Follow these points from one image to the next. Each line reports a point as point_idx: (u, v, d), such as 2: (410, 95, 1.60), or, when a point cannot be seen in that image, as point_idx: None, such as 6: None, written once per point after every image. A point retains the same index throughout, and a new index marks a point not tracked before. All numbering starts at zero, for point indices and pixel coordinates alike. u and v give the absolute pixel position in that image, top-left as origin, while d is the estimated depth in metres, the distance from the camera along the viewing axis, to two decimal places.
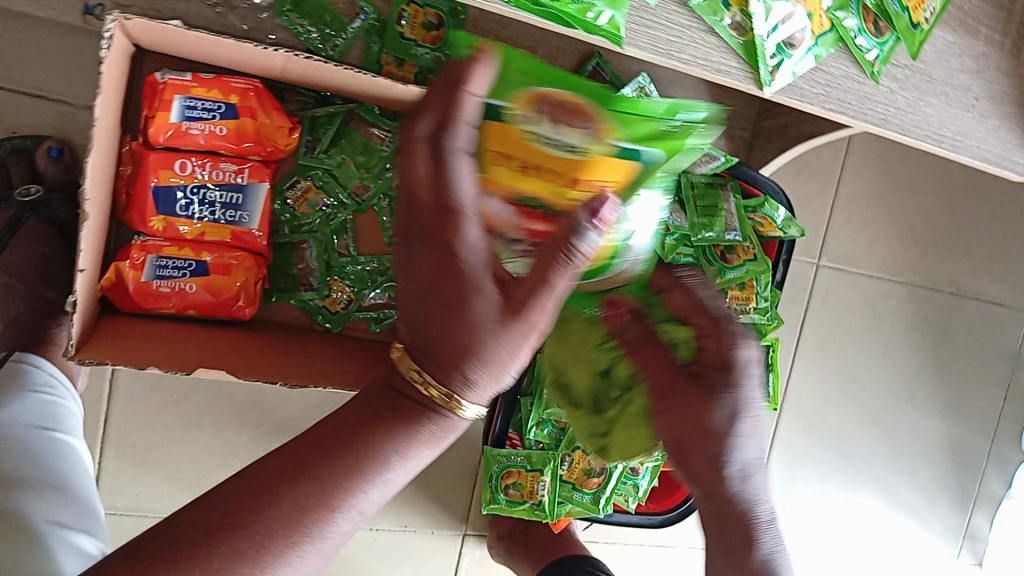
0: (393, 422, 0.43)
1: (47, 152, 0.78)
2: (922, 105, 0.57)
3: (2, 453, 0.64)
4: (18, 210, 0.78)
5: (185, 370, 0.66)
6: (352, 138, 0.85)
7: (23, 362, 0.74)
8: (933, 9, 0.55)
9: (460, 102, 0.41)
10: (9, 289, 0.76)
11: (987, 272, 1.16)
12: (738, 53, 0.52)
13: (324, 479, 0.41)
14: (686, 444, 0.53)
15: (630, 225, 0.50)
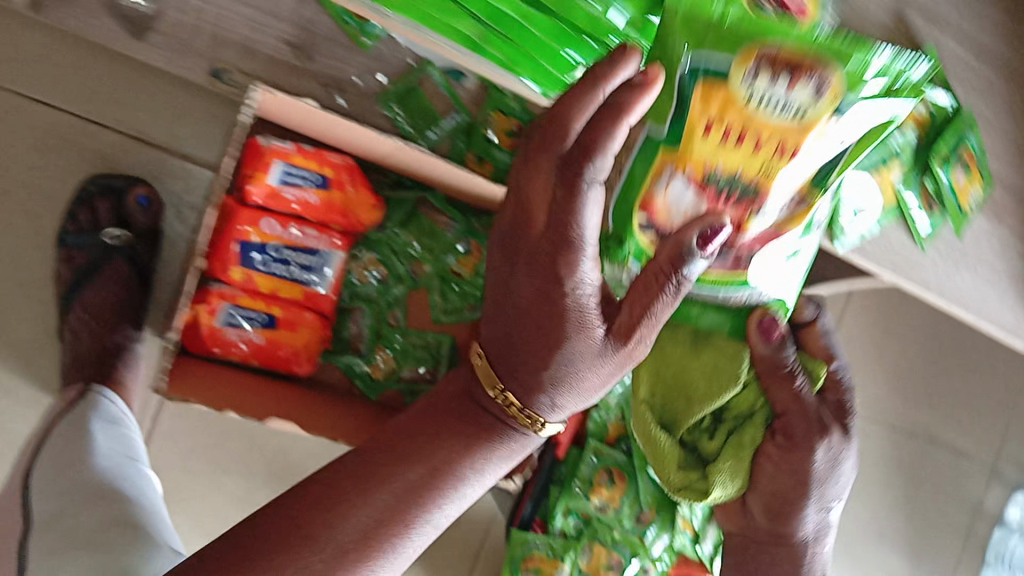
0: (467, 446, 0.51)
1: (137, 199, 0.82)
2: (956, 275, 0.65)
3: (108, 478, 0.69)
4: (104, 250, 0.83)
5: (259, 417, 0.72)
6: (420, 222, 0.92)
7: (100, 395, 0.77)
8: (978, 198, 0.63)
9: (609, 105, 0.40)
10: (84, 324, 0.81)
11: (958, 425, 1.23)
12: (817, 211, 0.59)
13: (398, 477, 0.49)
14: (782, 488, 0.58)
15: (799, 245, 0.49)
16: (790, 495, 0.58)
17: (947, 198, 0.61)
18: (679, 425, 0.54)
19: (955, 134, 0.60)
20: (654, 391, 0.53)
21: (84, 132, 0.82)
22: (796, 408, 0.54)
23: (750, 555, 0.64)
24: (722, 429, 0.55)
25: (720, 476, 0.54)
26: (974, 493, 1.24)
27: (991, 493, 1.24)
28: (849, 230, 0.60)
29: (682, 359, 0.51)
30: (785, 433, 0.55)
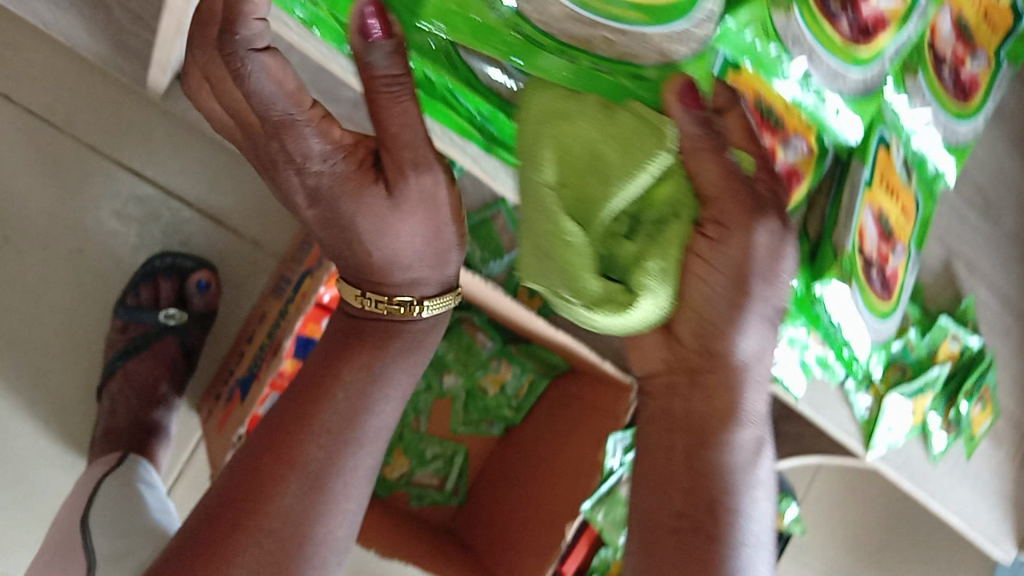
0: (377, 357, 0.49)
1: (197, 284, 0.85)
2: (960, 491, 0.72)
3: (149, 530, 0.68)
4: (157, 326, 0.85)
5: None
6: (461, 336, 0.96)
7: (137, 465, 0.77)
8: (986, 426, 0.72)
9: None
10: (124, 397, 0.82)
11: None
12: (859, 424, 0.65)
13: (308, 453, 0.48)
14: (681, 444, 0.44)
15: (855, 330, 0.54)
16: (698, 423, 0.45)
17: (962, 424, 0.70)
18: (600, 214, 0.38)
19: (980, 373, 0.70)
20: (564, 183, 0.38)
21: (166, 206, 0.86)
22: (740, 205, 0.39)
23: (695, 536, 0.43)
24: (644, 229, 0.39)
25: (650, 283, 0.39)
26: None
27: None
28: (880, 442, 0.65)
29: (624, 131, 0.37)
30: (716, 219, 0.39)
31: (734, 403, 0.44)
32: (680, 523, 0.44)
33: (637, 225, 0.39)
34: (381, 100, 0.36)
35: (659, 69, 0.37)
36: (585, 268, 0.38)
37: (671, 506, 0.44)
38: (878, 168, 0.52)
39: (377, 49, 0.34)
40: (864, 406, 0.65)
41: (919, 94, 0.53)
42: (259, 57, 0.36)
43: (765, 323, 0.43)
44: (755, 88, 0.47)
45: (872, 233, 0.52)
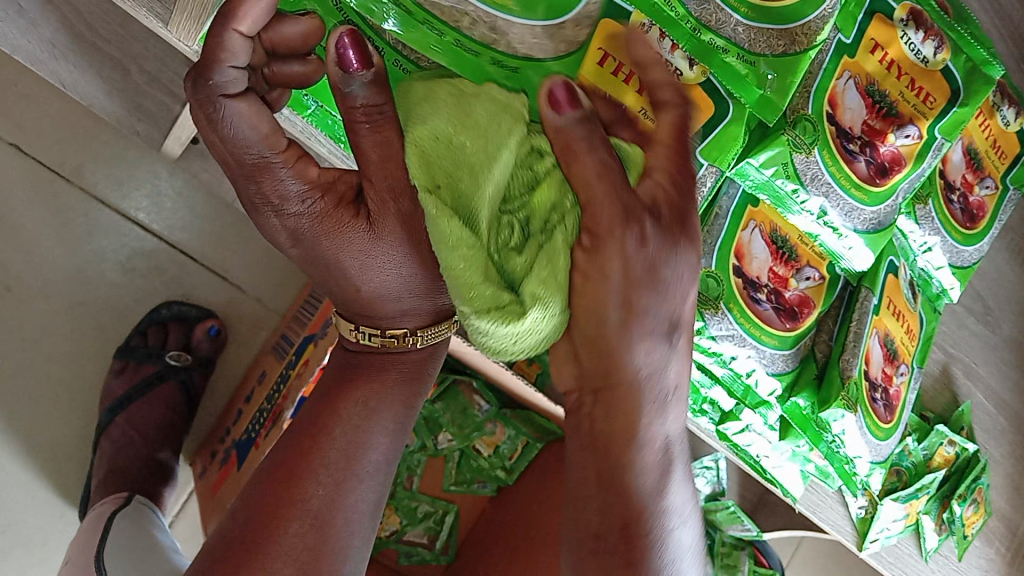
0: (373, 390, 0.49)
1: (206, 329, 0.85)
2: None
3: (142, 550, 0.66)
4: (162, 367, 0.85)
5: None
6: (457, 397, 0.95)
7: (148, 505, 0.76)
8: (979, 526, 0.73)
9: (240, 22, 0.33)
10: (127, 440, 0.81)
11: None
12: (854, 524, 0.65)
13: (309, 490, 0.48)
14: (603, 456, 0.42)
15: (844, 431, 0.52)
16: (607, 454, 0.42)
17: (956, 525, 0.71)
18: (481, 212, 0.36)
19: (974, 477, 0.71)
20: (443, 184, 0.36)
21: (171, 259, 0.86)
22: (611, 214, 0.35)
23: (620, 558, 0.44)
24: (533, 241, 0.37)
25: (547, 292, 0.36)
26: None
27: None
28: (875, 542, 0.66)
29: (490, 127, 0.36)
30: (591, 230, 0.35)
31: (636, 424, 0.41)
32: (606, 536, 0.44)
33: (525, 238, 0.37)
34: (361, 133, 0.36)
35: (558, 59, 0.40)
36: (480, 278, 0.35)
37: (590, 525, 0.44)
38: (885, 292, 0.54)
39: (356, 81, 0.34)
40: (863, 509, 0.65)
41: (928, 221, 0.56)
42: (234, 104, 0.35)
43: (660, 337, 0.39)
44: (770, 222, 0.49)
45: (878, 356, 0.53)
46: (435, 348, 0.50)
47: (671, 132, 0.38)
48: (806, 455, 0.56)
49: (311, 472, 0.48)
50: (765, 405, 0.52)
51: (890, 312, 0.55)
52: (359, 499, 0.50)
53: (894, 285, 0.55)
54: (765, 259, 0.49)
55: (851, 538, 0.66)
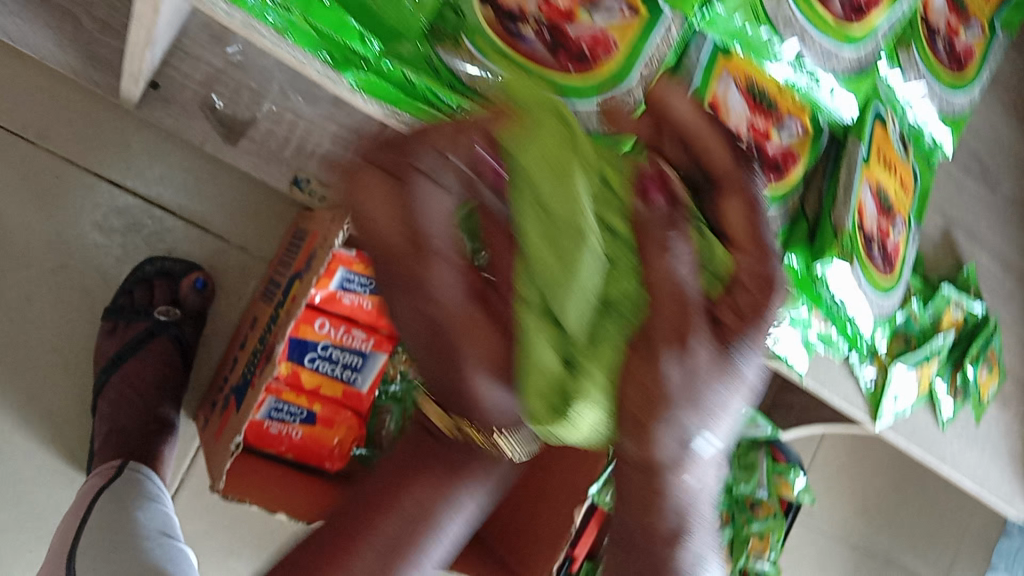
0: (444, 484, 0.45)
1: (193, 282, 0.84)
2: (967, 452, 0.71)
3: (125, 544, 0.65)
4: (152, 324, 0.84)
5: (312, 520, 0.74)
6: None
7: (138, 472, 0.75)
8: (991, 389, 0.72)
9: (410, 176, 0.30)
10: (124, 399, 0.80)
11: (923, 551, 1.29)
12: (866, 397, 0.63)
13: (356, 562, 0.43)
14: (633, 539, 0.35)
15: (836, 285, 0.51)
16: (646, 482, 0.32)
17: (970, 388, 0.70)
18: (561, 320, 0.33)
19: (983, 339, 0.70)
20: (522, 245, 0.34)
21: (149, 215, 0.84)
22: (672, 315, 0.30)
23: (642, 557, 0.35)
24: (586, 343, 0.33)
25: (586, 389, 0.33)
26: None
27: None
28: (887, 410, 0.63)
29: (569, 248, 0.33)
30: (641, 332, 0.31)
31: (669, 513, 0.33)
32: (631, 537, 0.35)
33: (594, 340, 0.33)
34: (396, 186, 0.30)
35: None
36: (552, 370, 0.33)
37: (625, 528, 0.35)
38: (874, 142, 0.51)
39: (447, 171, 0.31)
40: (872, 378, 0.63)
41: (911, 65, 0.54)
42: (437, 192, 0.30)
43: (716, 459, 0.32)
44: (744, 72, 0.47)
45: (871, 207, 0.52)
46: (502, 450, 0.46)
47: (745, 222, 0.33)
48: (809, 323, 0.54)
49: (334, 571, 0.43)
50: None
51: (882, 163, 0.53)
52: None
53: (883, 133, 0.53)
54: (745, 110, 0.47)
55: (866, 413, 0.63)
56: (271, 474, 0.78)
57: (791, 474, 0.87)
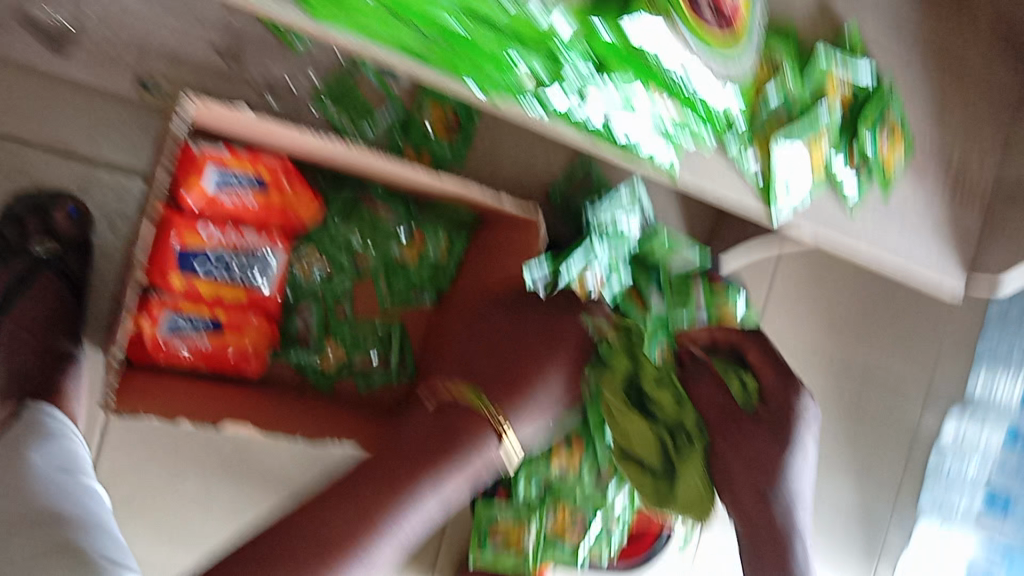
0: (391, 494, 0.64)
1: (66, 210, 0.80)
2: (890, 235, 0.70)
3: (16, 489, 0.60)
4: (32, 261, 0.80)
5: (211, 422, 0.75)
6: (362, 214, 0.91)
7: (39, 411, 0.70)
8: (901, 160, 0.70)
9: None
10: (16, 340, 0.76)
11: (897, 354, 1.28)
12: (755, 191, 0.64)
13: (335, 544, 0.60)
14: (736, 480, 0.67)
15: (630, 76, 0.57)
16: (759, 471, 0.67)
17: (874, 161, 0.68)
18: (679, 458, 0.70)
19: (879, 106, 0.68)
20: (624, 413, 0.73)
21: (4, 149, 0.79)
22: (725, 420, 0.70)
23: (768, 527, 0.65)
24: (687, 455, 0.70)
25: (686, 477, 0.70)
26: (910, 419, 1.29)
27: (929, 414, 1.29)
28: (784, 203, 0.65)
29: (624, 412, 0.73)
30: (713, 434, 0.70)
31: (759, 485, 0.66)
32: (745, 510, 0.66)
33: (677, 447, 0.71)
34: None
35: None
36: (640, 470, 0.73)
37: (745, 506, 0.66)
38: None
39: None
40: (754, 167, 0.64)
41: None
42: None
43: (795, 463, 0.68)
44: None
45: None
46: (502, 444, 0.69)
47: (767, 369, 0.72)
48: (643, 99, 0.58)
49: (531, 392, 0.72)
50: (563, 48, 0.53)
51: None
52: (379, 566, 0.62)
53: None
54: None
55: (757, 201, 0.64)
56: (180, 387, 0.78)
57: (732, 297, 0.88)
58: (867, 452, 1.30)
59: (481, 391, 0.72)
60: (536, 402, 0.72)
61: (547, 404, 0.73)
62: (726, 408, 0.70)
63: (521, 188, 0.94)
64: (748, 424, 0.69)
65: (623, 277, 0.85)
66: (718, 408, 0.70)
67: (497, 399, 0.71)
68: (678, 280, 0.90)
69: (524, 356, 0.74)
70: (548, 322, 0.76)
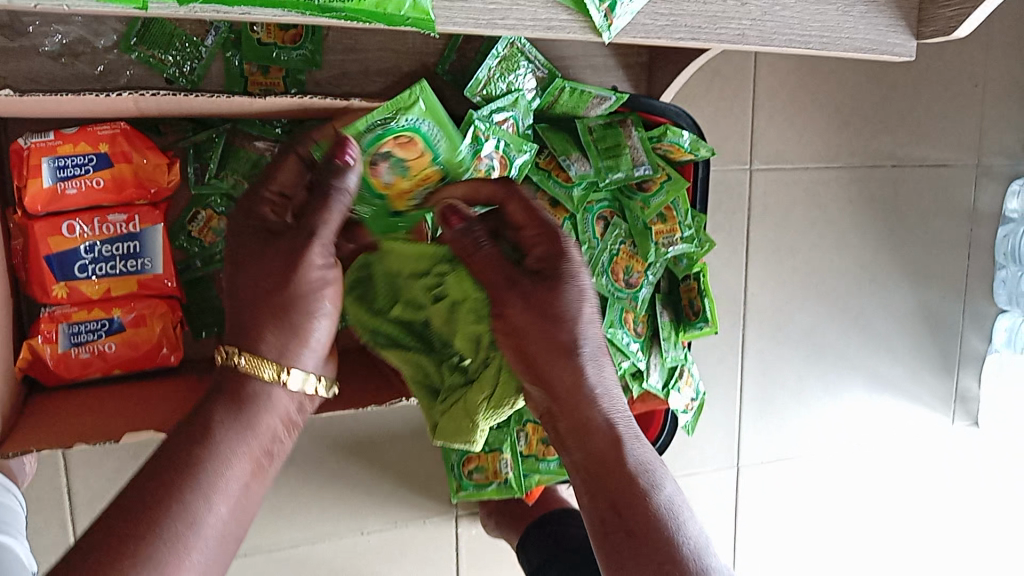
0: (198, 452, 0.56)
1: None
2: (779, 8, 0.53)
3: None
4: None
5: (113, 439, 0.65)
6: (239, 156, 0.80)
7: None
8: None
9: (269, 395, 0.59)
10: None
11: (926, 136, 1.15)
12: (566, 4, 0.48)
13: (147, 544, 0.52)
14: (537, 352, 0.61)
15: None
16: (583, 441, 0.63)
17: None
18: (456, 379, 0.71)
19: None
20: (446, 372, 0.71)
21: None
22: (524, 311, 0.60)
23: (630, 541, 0.59)
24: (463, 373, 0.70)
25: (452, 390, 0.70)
26: (968, 196, 1.20)
27: (983, 192, 1.21)
28: (614, 12, 0.48)
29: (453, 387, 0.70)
30: (505, 321, 0.62)
31: (558, 354, 0.61)
32: (601, 516, 0.61)
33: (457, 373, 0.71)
34: (264, 348, 0.59)
35: None
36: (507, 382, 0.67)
37: (595, 516, 0.61)
38: None
39: (319, 323, 0.61)
40: None
41: None
42: (266, 344, 0.59)
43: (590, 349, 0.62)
44: None
45: None
46: (275, 290, 0.58)
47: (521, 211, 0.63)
48: None
49: (261, 294, 0.58)
50: None
51: None
52: (192, 556, 0.54)
53: None
54: None
55: (584, 24, 0.49)
56: (92, 417, 0.69)
57: (671, 136, 0.77)
58: (915, 249, 1.19)
59: (232, 342, 0.59)
60: (266, 290, 0.58)
61: (292, 293, 0.58)
62: (500, 285, 0.61)
63: (405, 76, 0.78)
64: (519, 299, 0.60)
65: (529, 148, 0.73)
66: (533, 349, 0.61)
67: (239, 340, 0.59)
68: (600, 127, 0.77)
69: (241, 270, 0.59)
70: (243, 236, 0.60)
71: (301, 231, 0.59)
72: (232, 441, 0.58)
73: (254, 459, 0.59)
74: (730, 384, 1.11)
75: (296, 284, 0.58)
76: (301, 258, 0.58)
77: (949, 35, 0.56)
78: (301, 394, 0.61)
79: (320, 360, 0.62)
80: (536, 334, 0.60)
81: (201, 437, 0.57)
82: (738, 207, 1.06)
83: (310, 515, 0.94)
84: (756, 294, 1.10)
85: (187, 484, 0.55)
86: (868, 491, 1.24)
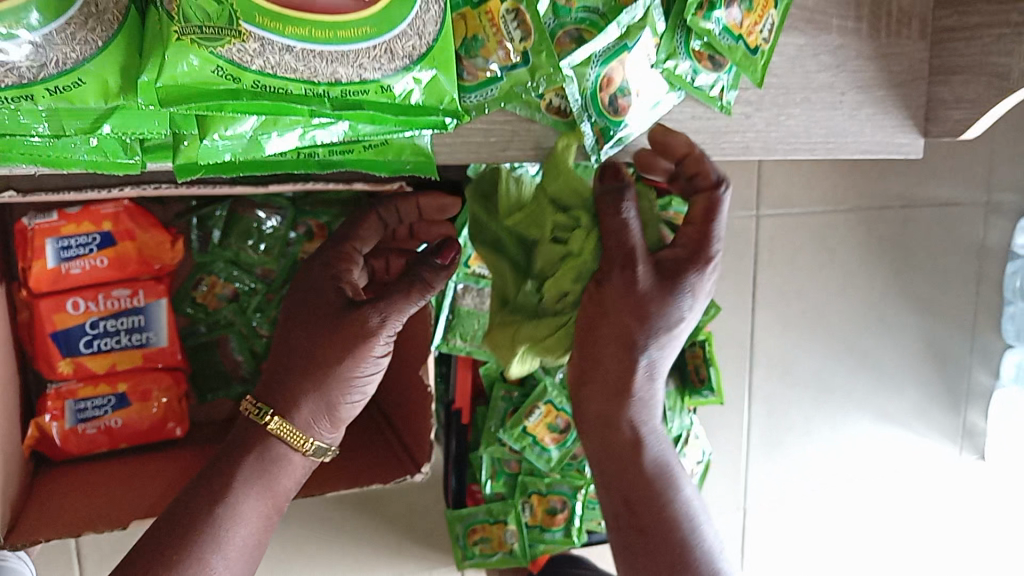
0: (213, 507, 0.57)
1: None
2: (785, 117, 0.62)
3: None
4: None
5: (120, 525, 0.65)
6: (239, 224, 0.80)
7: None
8: (770, 26, 0.58)
9: (287, 456, 0.59)
10: None
11: (934, 176, 1.14)
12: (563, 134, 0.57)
13: None
14: (606, 330, 0.59)
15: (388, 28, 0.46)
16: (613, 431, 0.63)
17: (722, 47, 0.57)
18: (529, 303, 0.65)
19: None
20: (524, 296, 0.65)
21: None
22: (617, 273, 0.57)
23: (644, 525, 0.63)
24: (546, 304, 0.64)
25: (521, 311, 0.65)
26: (977, 234, 1.19)
27: (993, 229, 1.19)
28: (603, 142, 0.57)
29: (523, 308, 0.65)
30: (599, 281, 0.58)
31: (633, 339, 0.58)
32: (624, 498, 0.63)
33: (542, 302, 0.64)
34: (296, 416, 0.59)
35: None
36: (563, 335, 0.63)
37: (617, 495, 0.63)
38: None
39: (355, 404, 0.60)
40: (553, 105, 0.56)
41: None
42: (298, 415, 0.59)
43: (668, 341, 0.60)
44: None
45: None
46: (324, 362, 0.58)
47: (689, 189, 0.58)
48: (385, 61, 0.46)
49: (309, 367, 0.58)
50: None
51: None
52: None
53: None
54: None
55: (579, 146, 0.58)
56: (99, 498, 0.69)
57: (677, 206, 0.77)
58: (923, 287, 1.18)
59: (267, 397, 0.60)
60: (316, 362, 0.58)
61: (337, 372, 0.58)
62: (617, 255, 0.57)
63: None
64: (626, 284, 0.57)
65: None
66: (604, 329, 0.59)
67: (277, 398, 0.59)
68: None
69: (300, 332, 0.60)
70: (315, 297, 0.61)
71: (370, 317, 0.57)
72: (248, 489, 0.58)
73: (266, 514, 0.59)
74: (737, 426, 1.11)
75: (346, 367, 0.57)
76: (363, 344, 0.57)
77: (957, 136, 0.66)
78: (314, 460, 0.61)
79: (340, 437, 0.62)
80: (625, 310, 0.57)
81: (217, 491, 0.57)
82: (745, 252, 1.05)
83: (317, 569, 0.94)
84: (762, 337, 1.09)
85: (196, 542, 0.55)
86: (874, 526, 1.24)
